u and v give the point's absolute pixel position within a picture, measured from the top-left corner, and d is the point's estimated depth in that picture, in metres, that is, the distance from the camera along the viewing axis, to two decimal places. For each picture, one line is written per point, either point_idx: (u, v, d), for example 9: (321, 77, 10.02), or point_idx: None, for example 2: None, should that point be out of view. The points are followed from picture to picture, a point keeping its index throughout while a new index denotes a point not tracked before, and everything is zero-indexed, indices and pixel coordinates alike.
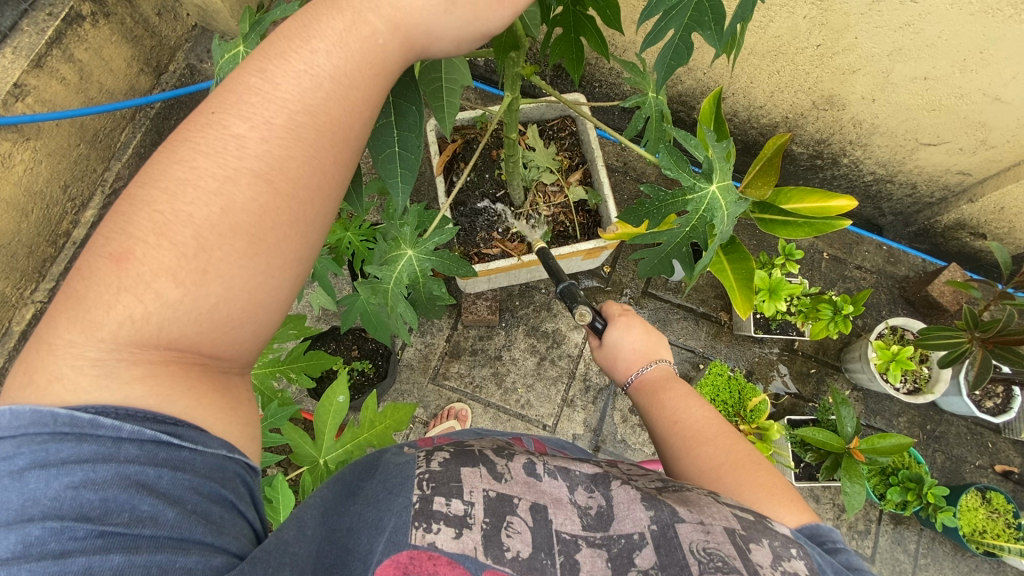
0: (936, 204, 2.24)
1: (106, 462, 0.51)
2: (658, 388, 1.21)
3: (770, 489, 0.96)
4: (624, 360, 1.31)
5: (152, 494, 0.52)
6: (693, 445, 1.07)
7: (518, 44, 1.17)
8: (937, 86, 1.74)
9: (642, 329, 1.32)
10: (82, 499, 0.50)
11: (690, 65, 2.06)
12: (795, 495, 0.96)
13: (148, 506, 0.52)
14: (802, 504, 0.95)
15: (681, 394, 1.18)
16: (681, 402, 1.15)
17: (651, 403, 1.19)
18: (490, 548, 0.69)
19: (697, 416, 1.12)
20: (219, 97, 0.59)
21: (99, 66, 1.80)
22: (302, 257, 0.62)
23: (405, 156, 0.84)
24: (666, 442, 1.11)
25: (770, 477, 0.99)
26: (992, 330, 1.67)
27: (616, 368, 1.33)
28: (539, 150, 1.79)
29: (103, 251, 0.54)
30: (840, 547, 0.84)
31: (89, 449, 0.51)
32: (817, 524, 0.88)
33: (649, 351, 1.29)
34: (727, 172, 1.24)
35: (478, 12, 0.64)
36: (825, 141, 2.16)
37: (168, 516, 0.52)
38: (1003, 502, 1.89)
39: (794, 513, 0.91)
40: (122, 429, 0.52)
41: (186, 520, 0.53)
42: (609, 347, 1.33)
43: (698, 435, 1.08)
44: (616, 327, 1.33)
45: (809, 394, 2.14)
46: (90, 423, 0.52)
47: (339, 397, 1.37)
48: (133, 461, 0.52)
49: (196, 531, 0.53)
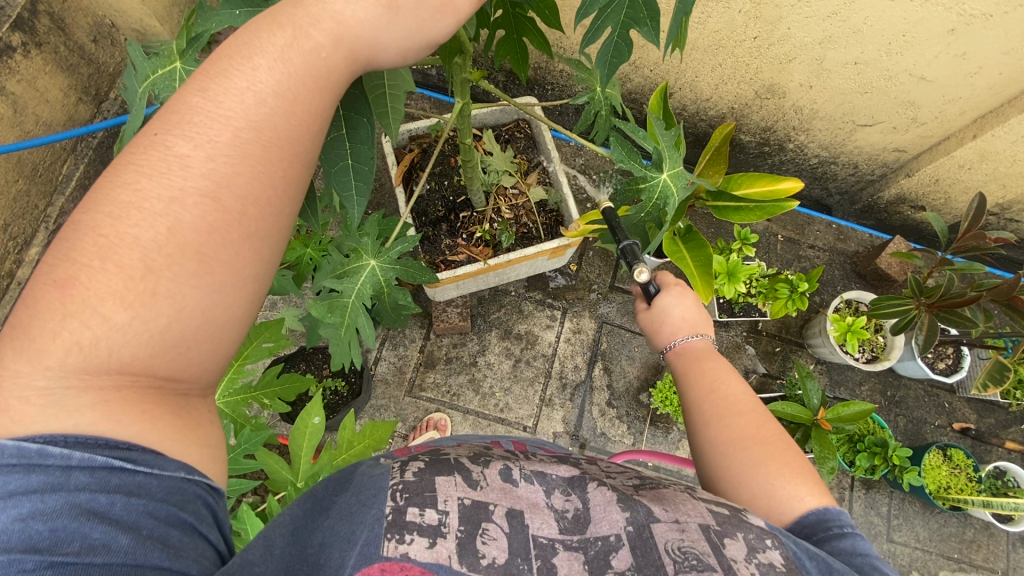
0: (878, 181, 2.36)
1: (56, 492, 0.50)
2: (699, 359, 1.24)
3: (793, 467, 0.99)
4: (670, 326, 1.35)
5: (104, 521, 0.51)
6: (729, 413, 1.09)
7: (462, 49, 1.19)
8: (868, 69, 1.84)
9: (693, 302, 1.36)
10: (31, 530, 0.48)
11: (636, 62, 2.11)
12: (815, 478, 0.99)
13: (100, 533, 0.50)
14: (821, 486, 0.98)
15: (720, 367, 1.21)
16: (721, 375, 1.18)
17: (692, 371, 1.22)
18: (466, 556, 0.69)
19: (734, 389, 1.15)
20: (163, 118, 0.58)
21: (34, 98, 1.74)
22: (257, 273, 0.62)
23: (358, 168, 0.85)
24: (699, 407, 1.14)
25: (796, 458, 1.01)
26: (935, 296, 1.76)
27: (660, 333, 1.37)
28: (497, 154, 1.83)
29: (47, 279, 0.53)
30: (847, 532, 0.88)
31: (37, 479, 0.50)
32: (829, 508, 0.92)
33: (698, 323, 1.32)
34: (677, 161, 1.27)
35: (422, 22, 0.66)
36: (771, 128, 2.25)
37: (121, 542, 0.51)
38: (963, 457, 1.99)
39: (813, 494, 0.95)
40: (72, 457, 0.51)
41: (140, 546, 0.52)
42: (657, 312, 1.37)
43: (732, 406, 1.11)
44: (669, 294, 1.37)
45: (776, 371, 2.21)
46: (38, 453, 0.50)
47: (314, 419, 1.35)
48: (84, 489, 0.51)
49: (152, 556, 0.52)
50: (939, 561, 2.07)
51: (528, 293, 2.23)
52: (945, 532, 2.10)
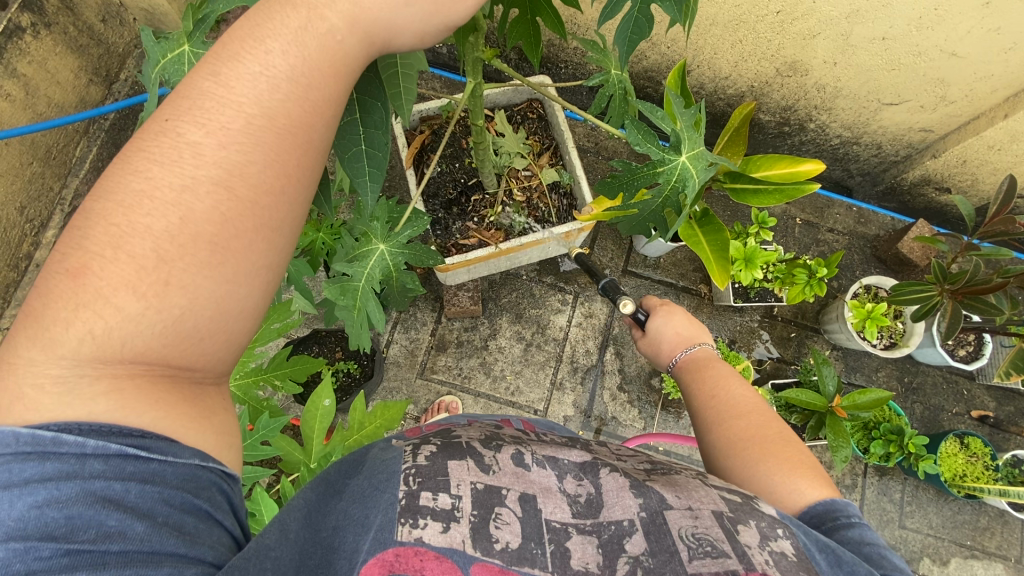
0: (902, 162, 2.29)
1: (71, 479, 0.50)
2: (701, 365, 1.26)
3: (799, 465, 0.97)
4: (666, 345, 1.39)
5: (120, 509, 0.51)
6: (730, 416, 1.10)
7: (476, 27, 1.15)
8: (895, 45, 1.76)
9: (685, 317, 1.40)
10: (46, 518, 0.49)
11: (654, 39, 2.05)
12: (817, 471, 0.98)
13: (115, 521, 0.51)
14: (830, 486, 0.95)
15: (722, 372, 1.22)
16: (722, 379, 1.19)
17: (694, 377, 1.24)
18: (479, 541, 0.69)
19: (735, 392, 1.15)
20: (172, 103, 0.57)
21: (45, 80, 1.73)
22: (271, 263, 0.61)
23: (373, 154, 0.84)
24: (702, 412, 1.15)
25: (801, 456, 0.99)
26: (961, 282, 1.69)
27: (660, 354, 1.41)
28: (508, 136, 1.79)
29: (60, 267, 0.53)
30: (855, 522, 0.86)
31: (53, 467, 0.50)
32: (836, 501, 0.90)
33: (693, 336, 1.36)
34: (697, 141, 1.23)
35: (440, 4, 0.63)
36: (791, 108, 2.18)
37: (137, 530, 0.51)
38: (980, 445, 1.96)
39: (818, 491, 0.92)
40: (86, 444, 0.51)
41: (156, 533, 0.52)
42: (652, 335, 1.42)
43: (734, 408, 1.11)
44: (658, 315, 1.42)
45: (790, 357, 2.19)
46: (53, 441, 0.51)
47: (325, 401, 1.36)
48: (99, 477, 0.51)
49: (167, 543, 0.53)
50: (952, 548, 2.05)
51: (540, 277, 2.21)
52: (958, 519, 2.08)
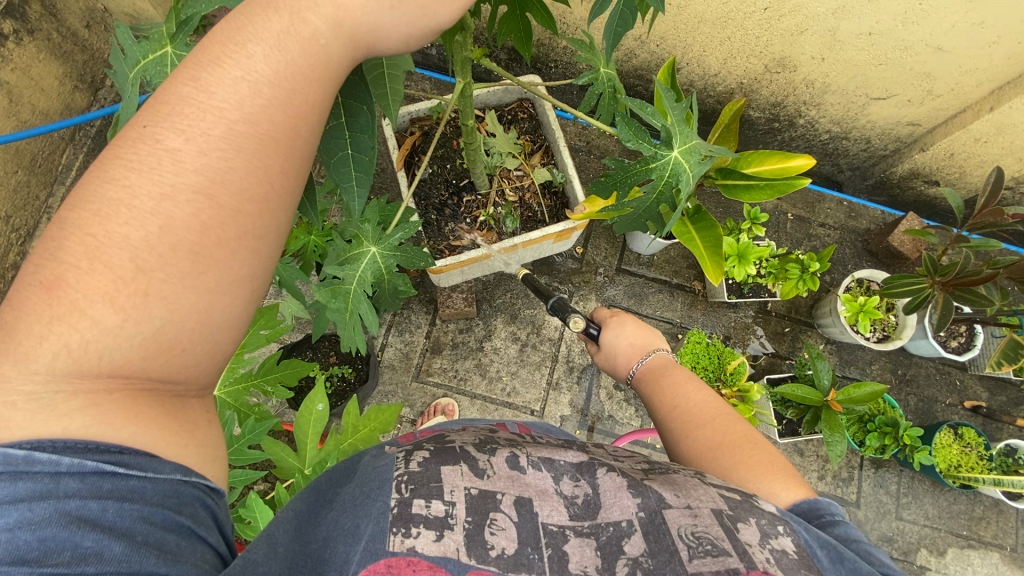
0: (891, 156, 2.30)
1: (44, 499, 0.49)
2: (658, 376, 1.26)
3: (766, 466, 0.98)
4: (623, 356, 1.37)
5: (97, 529, 0.50)
6: (695, 426, 1.10)
7: (464, 26, 1.14)
8: (882, 40, 1.77)
9: (635, 325, 1.39)
10: (18, 541, 0.47)
11: (643, 38, 2.05)
12: (784, 468, 0.98)
13: (92, 541, 0.49)
14: (801, 481, 0.96)
15: (681, 380, 1.22)
16: (682, 388, 1.20)
17: (653, 390, 1.24)
18: (475, 548, 0.68)
19: (695, 399, 1.16)
20: (151, 110, 0.56)
21: (29, 87, 1.71)
22: (255, 271, 0.60)
23: (359, 159, 0.83)
24: (669, 426, 1.15)
25: (768, 457, 1.00)
26: (951, 274, 1.71)
27: (617, 366, 1.39)
28: (500, 135, 1.79)
29: (34, 280, 0.51)
30: (837, 520, 0.85)
31: (25, 487, 0.49)
32: (816, 498, 0.90)
33: (646, 343, 1.35)
34: (688, 135, 1.21)
35: (426, 6, 0.63)
36: (780, 103, 2.19)
37: (114, 550, 0.50)
38: (974, 436, 1.98)
39: (791, 490, 0.92)
40: (61, 463, 0.50)
41: (135, 553, 0.51)
42: (607, 348, 1.39)
43: (697, 418, 1.12)
44: (610, 329, 1.40)
45: (785, 351, 2.20)
46: (25, 460, 0.49)
47: (318, 406, 1.34)
48: (74, 496, 0.50)
49: (147, 563, 0.51)
50: (948, 538, 2.07)
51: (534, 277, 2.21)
52: (954, 509, 2.10)
